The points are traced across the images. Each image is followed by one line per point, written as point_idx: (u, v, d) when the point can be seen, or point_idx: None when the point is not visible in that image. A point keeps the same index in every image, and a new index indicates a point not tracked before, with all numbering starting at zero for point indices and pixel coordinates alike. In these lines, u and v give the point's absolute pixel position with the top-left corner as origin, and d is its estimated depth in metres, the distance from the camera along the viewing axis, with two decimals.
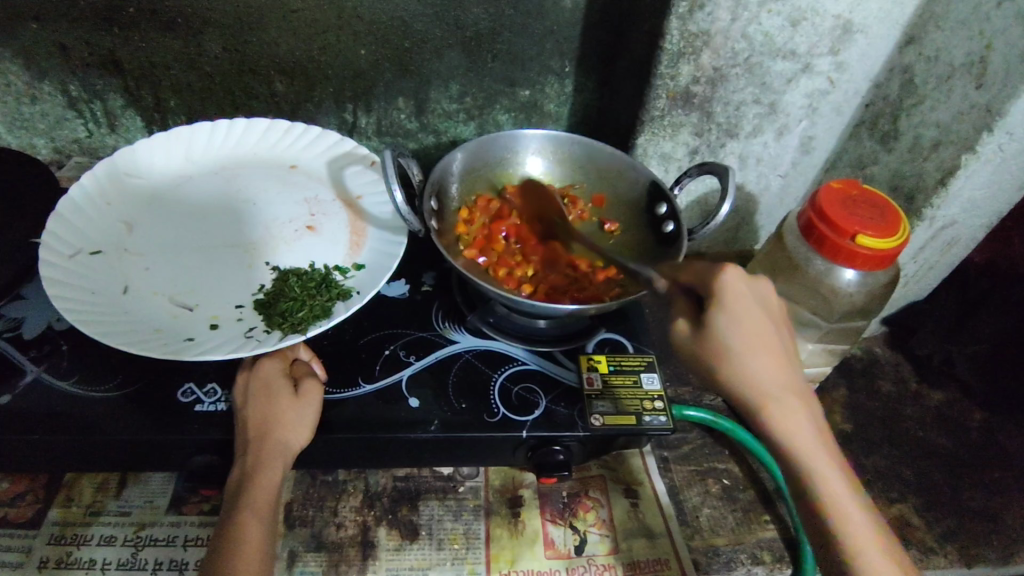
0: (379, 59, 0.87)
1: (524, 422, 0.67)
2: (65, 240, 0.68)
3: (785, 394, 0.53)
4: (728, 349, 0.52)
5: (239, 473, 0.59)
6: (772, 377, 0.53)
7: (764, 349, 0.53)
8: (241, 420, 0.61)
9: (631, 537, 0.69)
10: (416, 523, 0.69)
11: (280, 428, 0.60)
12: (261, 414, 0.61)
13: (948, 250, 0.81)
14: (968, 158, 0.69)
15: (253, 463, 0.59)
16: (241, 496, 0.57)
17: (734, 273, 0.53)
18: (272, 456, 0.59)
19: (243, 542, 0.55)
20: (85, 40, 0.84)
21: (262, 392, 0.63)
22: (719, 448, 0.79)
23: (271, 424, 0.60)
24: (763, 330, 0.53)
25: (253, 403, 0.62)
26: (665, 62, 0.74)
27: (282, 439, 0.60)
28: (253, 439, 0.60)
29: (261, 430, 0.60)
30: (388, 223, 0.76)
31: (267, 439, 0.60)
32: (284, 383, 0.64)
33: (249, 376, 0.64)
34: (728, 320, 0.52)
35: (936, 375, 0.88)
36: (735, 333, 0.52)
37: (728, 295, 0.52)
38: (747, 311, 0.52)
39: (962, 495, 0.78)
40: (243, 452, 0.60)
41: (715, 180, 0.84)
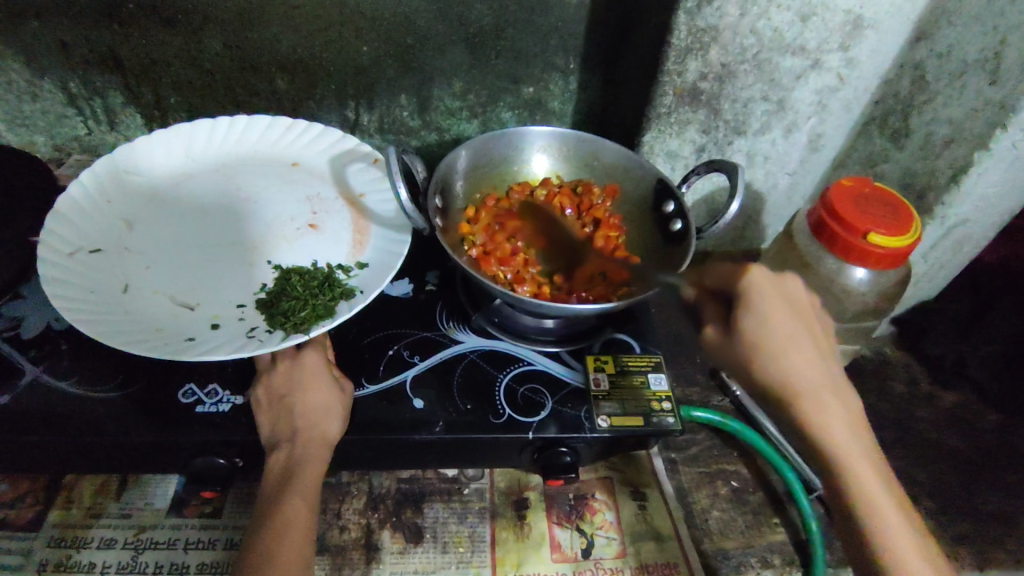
0: (382, 55, 0.86)
1: (530, 423, 0.66)
2: (64, 238, 0.67)
3: (823, 394, 0.53)
4: (763, 348, 0.53)
5: (283, 460, 0.60)
6: (810, 377, 0.53)
7: (798, 350, 0.53)
8: (285, 407, 0.62)
9: (639, 540, 0.68)
10: (420, 526, 0.68)
11: (328, 419, 0.62)
12: (307, 404, 0.63)
13: (959, 249, 0.80)
14: (981, 155, 0.69)
15: (300, 452, 0.60)
16: (285, 482, 0.59)
17: (760, 277, 0.54)
18: (318, 448, 0.61)
19: (290, 521, 0.57)
20: (84, 37, 0.83)
21: (306, 384, 0.64)
22: (728, 450, 0.79)
23: (318, 414, 0.62)
24: (794, 330, 0.54)
25: (300, 392, 0.63)
26: (672, 58, 0.73)
27: (331, 430, 0.62)
28: (300, 427, 0.61)
29: (309, 420, 0.62)
30: (391, 221, 0.75)
31: (316, 429, 0.61)
32: (327, 376, 0.65)
33: (292, 365, 0.65)
34: (758, 319, 0.54)
35: (947, 375, 0.87)
36: (766, 331, 0.53)
37: (758, 298, 0.54)
38: (777, 312, 0.54)
39: (974, 498, 0.77)
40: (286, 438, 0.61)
41: (723, 178, 0.83)
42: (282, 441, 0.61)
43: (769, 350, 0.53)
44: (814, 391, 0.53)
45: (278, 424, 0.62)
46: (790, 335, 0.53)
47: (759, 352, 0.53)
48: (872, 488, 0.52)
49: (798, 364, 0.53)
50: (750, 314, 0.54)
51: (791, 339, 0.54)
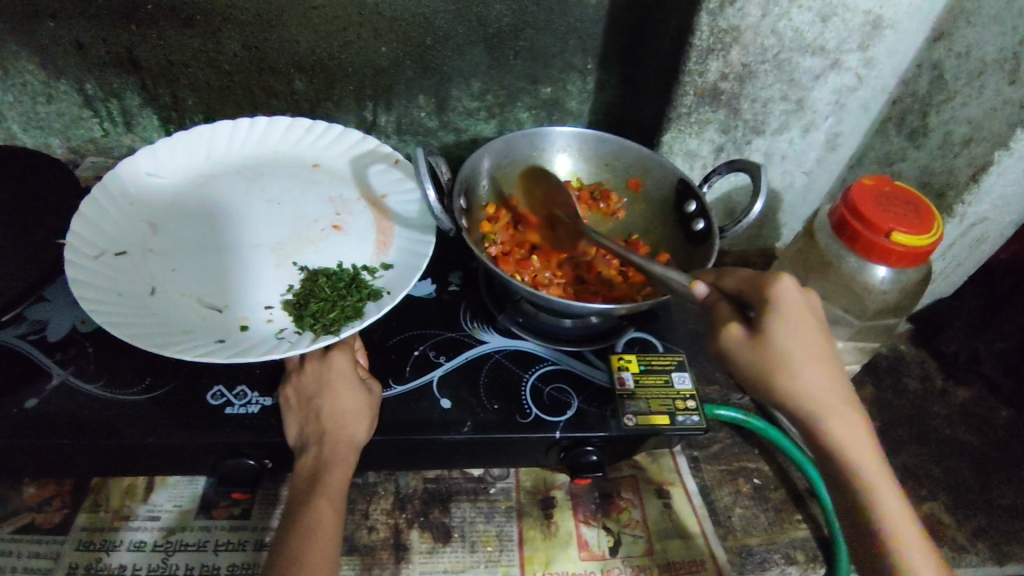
0: (400, 56, 0.86)
1: (557, 422, 0.67)
2: (89, 240, 0.67)
3: (840, 405, 0.53)
4: (787, 360, 0.52)
5: (313, 462, 0.61)
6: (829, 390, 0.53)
7: (820, 362, 0.52)
8: (313, 409, 0.63)
9: (666, 538, 0.68)
10: (447, 525, 0.68)
11: (356, 424, 0.62)
12: (335, 408, 0.63)
13: (977, 247, 0.81)
14: (1002, 154, 0.69)
15: (329, 455, 0.60)
16: (315, 485, 0.59)
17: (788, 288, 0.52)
18: (344, 453, 0.61)
19: (317, 525, 0.57)
20: (103, 38, 0.83)
21: (334, 386, 0.64)
22: (749, 447, 0.79)
23: (346, 418, 0.62)
24: (819, 342, 0.52)
25: (328, 395, 0.63)
26: (693, 59, 0.74)
27: (357, 434, 0.62)
28: (329, 431, 0.62)
29: (337, 424, 0.62)
30: (414, 221, 0.75)
31: (343, 434, 0.62)
32: (355, 378, 0.65)
33: (321, 365, 0.65)
34: (785, 330, 0.52)
35: (963, 372, 0.88)
36: (792, 342, 0.52)
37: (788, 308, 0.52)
38: (804, 323, 0.52)
39: (993, 493, 0.77)
40: (314, 441, 0.62)
41: (743, 176, 0.84)
42: (311, 443, 0.62)
43: (793, 360, 0.52)
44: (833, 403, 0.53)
45: (307, 426, 0.63)
46: (813, 347, 0.52)
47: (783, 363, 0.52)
48: (888, 499, 0.52)
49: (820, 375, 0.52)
50: (777, 323, 0.52)
51: (813, 351, 0.52)
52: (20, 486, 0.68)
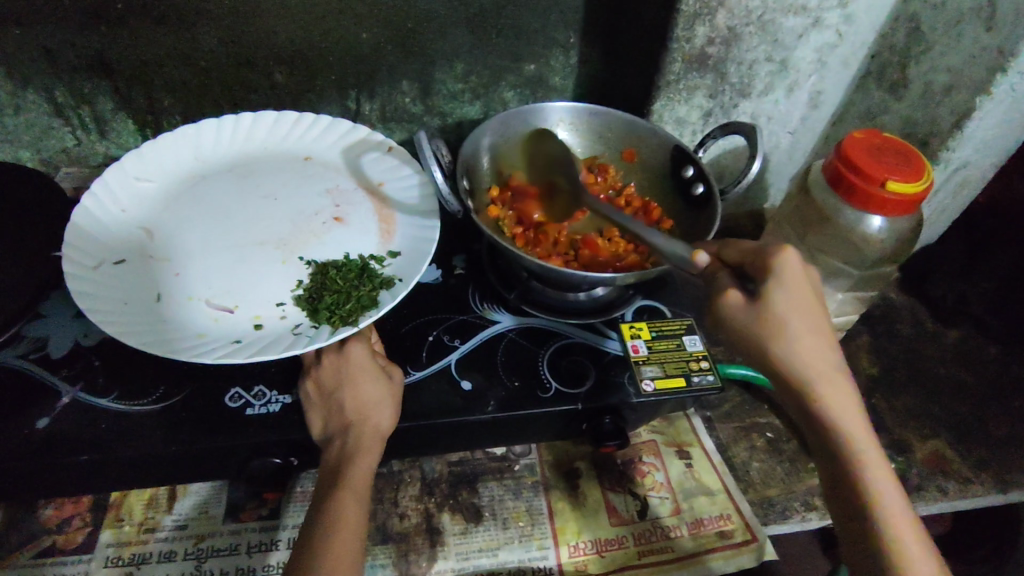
0: (382, 42, 0.85)
1: (578, 394, 0.67)
2: (87, 250, 0.65)
3: (832, 377, 0.53)
4: (785, 323, 0.52)
5: (337, 455, 0.61)
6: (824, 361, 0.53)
7: (818, 330, 0.52)
8: (336, 402, 0.62)
9: (691, 496, 0.70)
10: (478, 505, 0.69)
11: (380, 414, 0.62)
12: (359, 398, 0.62)
13: (960, 193, 0.84)
14: (982, 99, 0.72)
15: (356, 444, 0.60)
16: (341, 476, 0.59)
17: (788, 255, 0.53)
18: (370, 442, 0.61)
19: (341, 519, 0.56)
20: (71, 41, 0.80)
21: (354, 377, 0.63)
22: (759, 403, 0.81)
23: (370, 408, 0.62)
24: (818, 308, 0.53)
25: (350, 386, 0.63)
26: (681, 25, 0.74)
27: (383, 423, 0.62)
28: (354, 422, 0.61)
29: (362, 414, 0.62)
30: (417, 207, 0.74)
31: (368, 424, 0.61)
32: (374, 366, 0.65)
33: (338, 357, 0.64)
34: (780, 295, 0.52)
35: (951, 314, 0.91)
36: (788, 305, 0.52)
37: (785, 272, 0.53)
38: (801, 289, 0.53)
39: (990, 426, 0.81)
40: (340, 433, 0.61)
41: (739, 138, 0.85)
42: (338, 435, 0.61)
43: (787, 325, 0.52)
44: (828, 373, 0.53)
45: (331, 419, 0.62)
46: (808, 313, 0.53)
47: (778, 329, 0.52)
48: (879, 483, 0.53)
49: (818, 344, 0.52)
50: (777, 286, 0.52)
51: (810, 317, 0.53)
52: (36, 508, 0.66)
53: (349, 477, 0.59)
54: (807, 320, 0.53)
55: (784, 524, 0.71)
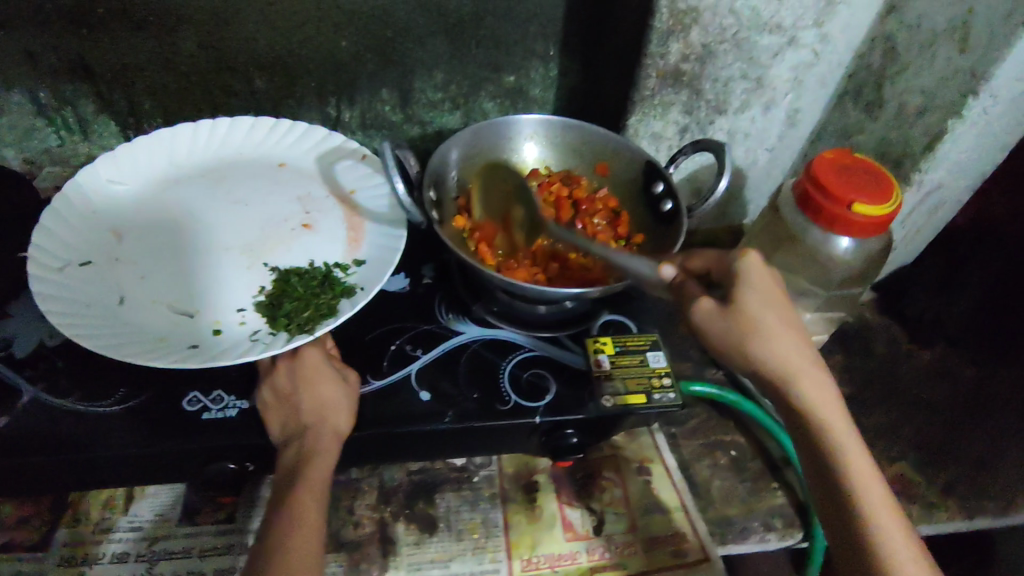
0: (360, 50, 0.86)
1: (536, 408, 0.67)
2: (53, 252, 0.66)
3: (812, 373, 0.54)
4: (758, 322, 0.55)
5: (293, 458, 0.60)
6: (801, 356, 0.54)
7: (792, 326, 0.55)
8: (293, 406, 0.63)
9: (648, 514, 0.70)
10: (433, 515, 0.69)
11: (337, 413, 0.63)
12: (314, 400, 0.63)
13: (935, 214, 0.84)
14: (954, 122, 0.71)
15: (313, 447, 0.60)
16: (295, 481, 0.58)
17: (755, 259, 0.58)
18: (329, 443, 0.61)
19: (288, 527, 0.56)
20: (53, 45, 0.81)
21: (309, 380, 0.64)
22: (725, 421, 0.81)
23: (326, 408, 0.62)
24: (789, 307, 0.56)
25: (305, 389, 0.63)
26: (654, 41, 0.74)
27: (340, 424, 0.62)
28: (311, 424, 0.62)
29: (319, 416, 0.62)
30: (385, 216, 0.74)
31: (325, 424, 0.62)
32: (328, 367, 0.66)
33: (292, 364, 0.65)
34: (754, 296, 0.56)
35: (927, 336, 0.91)
36: (762, 303, 0.55)
37: (754, 276, 0.57)
38: (770, 289, 0.56)
39: (959, 450, 0.80)
40: (298, 435, 0.61)
41: (709, 156, 0.85)
42: (294, 438, 0.61)
43: (763, 323, 0.55)
44: (806, 372, 0.54)
45: (289, 422, 0.63)
46: (780, 312, 0.55)
47: (755, 325, 0.55)
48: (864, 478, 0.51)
49: (791, 341, 0.55)
50: (746, 287, 0.56)
51: (782, 315, 0.55)
52: None
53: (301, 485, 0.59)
54: (778, 312, 0.55)
55: (741, 544, 0.71)
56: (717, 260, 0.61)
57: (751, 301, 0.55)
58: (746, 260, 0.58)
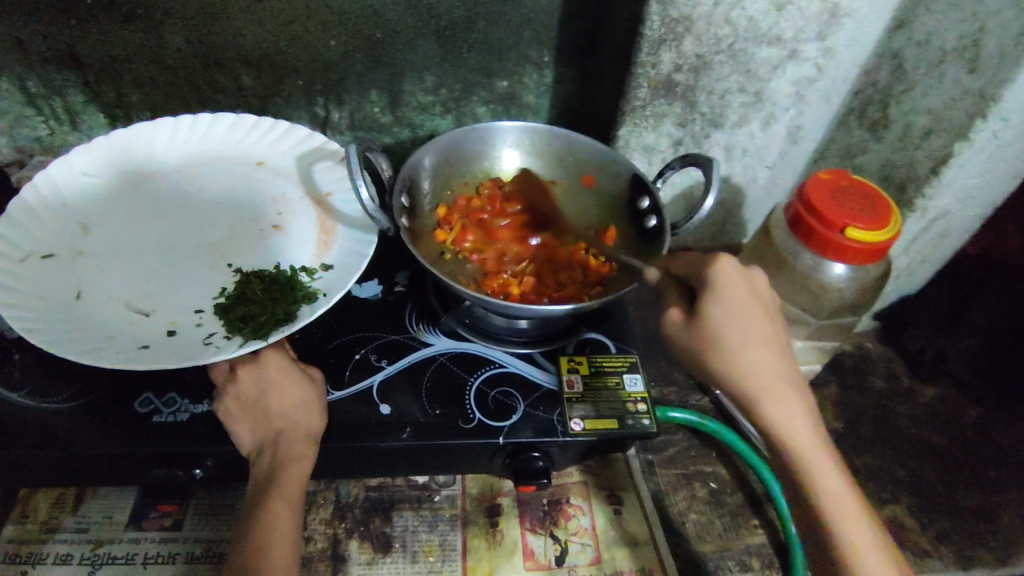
0: (349, 50, 0.84)
1: (501, 428, 0.64)
2: (15, 242, 0.65)
3: (780, 388, 0.53)
4: (723, 339, 0.53)
5: (266, 466, 0.58)
6: (768, 369, 0.53)
7: (758, 340, 0.53)
8: (262, 413, 0.60)
9: (615, 547, 0.66)
10: (389, 535, 0.66)
11: (309, 415, 0.61)
12: (283, 404, 0.61)
13: (940, 243, 0.79)
14: (962, 146, 0.67)
15: (285, 453, 0.58)
16: (269, 491, 0.56)
17: (726, 268, 0.55)
18: (303, 447, 0.59)
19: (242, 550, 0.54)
20: (42, 34, 0.79)
21: (276, 384, 0.62)
22: (706, 450, 0.77)
23: (298, 411, 0.61)
24: (759, 319, 0.54)
25: (273, 394, 0.61)
26: (645, 49, 0.71)
27: (313, 424, 0.61)
28: (283, 429, 0.60)
29: (290, 420, 0.60)
30: (358, 220, 0.72)
31: (299, 426, 0.60)
32: (294, 369, 0.64)
33: (254, 368, 0.62)
34: (721, 310, 0.53)
35: (929, 371, 0.86)
36: (728, 317, 0.53)
37: (723, 288, 0.54)
38: (740, 300, 0.54)
39: (956, 495, 0.75)
40: (272, 442, 0.59)
41: (699, 172, 0.83)
42: (268, 445, 0.59)
43: (729, 339, 0.53)
44: (774, 387, 0.53)
45: (259, 430, 0.60)
46: (748, 327, 0.53)
47: (718, 341, 0.53)
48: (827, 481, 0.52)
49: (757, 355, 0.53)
50: (713, 301, 0.54)
51: (750, 328, 0.54)
52: None
53: (254, 503, 0.56)
54: (745, 328, 0.53)
55: None
56: (692, 261, 0.58)
57: (718, 315, 0.53)
58: (716, 268, 0.55)
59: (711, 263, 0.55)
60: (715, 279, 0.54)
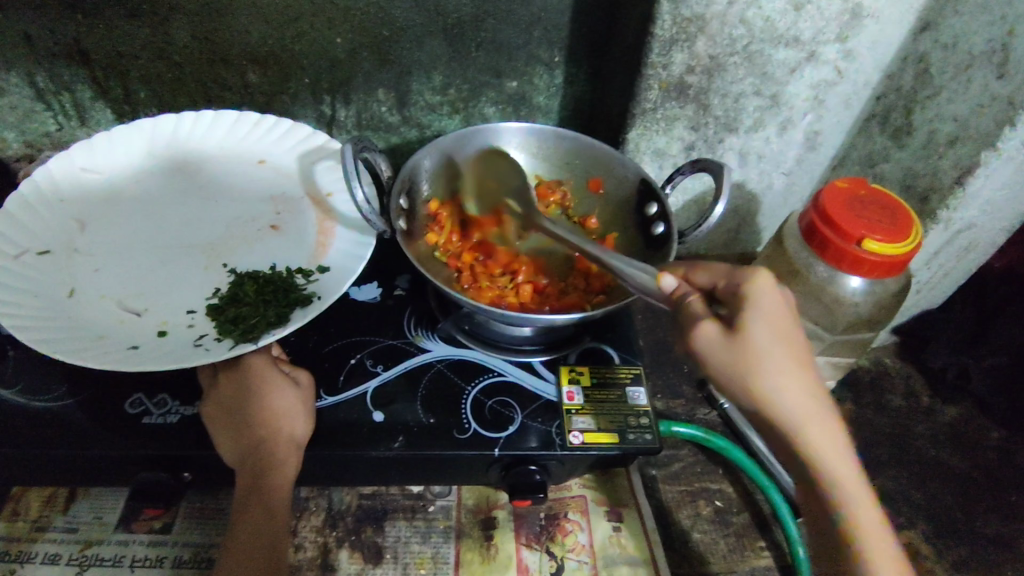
0: (356, 48, 0.82)
1: (496, 439, 0.62)
2: (11, 237, 0.64)
3: (820, 428, 0.45)
4: (760, 364, 0.45)
5: (248, 474, 0.57)
6: (812, 405, 0.45)
7: (799, 367, 0.45)
8: (242, 421, 0.58)
9: (613, 565, 0.64)
10: (380, 544, 0.65)
11: (293, 422, 0.59)
12: (266, 411, 0.59)
13: (966, 255, 0.76)
14: (988, 155, 0.63)
15: (268, 462, 0.57)
16: (250, 500, 0.55)
17: (761, 285, 0.47)
18: (286, 455, 0.57)
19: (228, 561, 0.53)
20: (49, 28, 0.79)
21: (258, 390, 0.60)
22: (713, 467, 0.74)
23: (281, 418, 0.59)
24: (800, 343, 0.46)
25: (255, 401, 0.59)
26: (656, 50, 0.68)
27: (297, 432, 0.59)
28: (264, 437, 0.58)
29: (271, 427, 0.58)
30: (357, 222, 0.71)
31: (281, 434, 0.58)
32: (278, 375, 0.62)
33: (238, 373, 0.61)
34: (761, 329, 0.45)
35: (950, 390, 0.82)
36: (769, 337, 0.45)
37: (762, 305, 0.46)
38: (780, 320, 0.46)
39: (976, 521, 0.72)
40: (252, 451, 0.57)
41: (711, 179, 0.80)
42: (249, 453, 0.57)
43: (768, 365, 0.45)
44: (816, 424, 0.45)
45: (239, 438, 0.58)
46: (790, 354, 0.45)
47: (756, 366, 0.44)
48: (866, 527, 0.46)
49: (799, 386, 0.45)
50: (757, 322, 0.45)
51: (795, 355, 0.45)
52: None
53: (239, 513, 0.55)
54: (792, 355, 0.45)
55: None
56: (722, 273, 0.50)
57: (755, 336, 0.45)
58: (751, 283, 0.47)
59: (748, 277, 0.47)
60: (753, 293, 0.47)
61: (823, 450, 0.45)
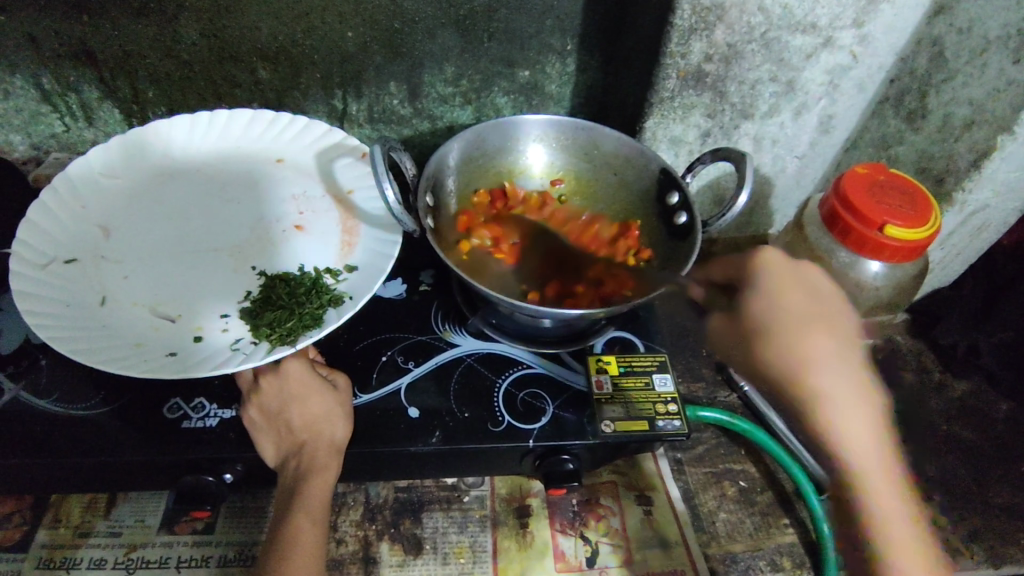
0: (368, 41, 0.81)
1: (530, 431, 0.63)
2: (37, 247, 0.64)
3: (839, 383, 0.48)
4: (776, 331, 0.50)
5: (293, 475, 0.58)
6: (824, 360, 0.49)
7: (812, 332, 0.49)
8: (283, 425, 0.60)
9: (646, 547, 0.66)
10: (419, 536, 0.66)
11: (332, 425, 0.60)
12: (305, 416, 0.60)
13: (977, 235, 0.79)
14: (1005, 138, 0.66)
15: (310, 465, 0.58)
16: (295, 500, 0.57)
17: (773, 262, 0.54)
18: (326, 458, 0.59)
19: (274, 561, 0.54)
20: (55, 30, 0.77)
21: (298, 394, 0.61)
22: (736, 448, 0.76)
23: (322, 422, 0.60)
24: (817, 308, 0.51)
25: (295, 406, 0.61)
26: (675, 39, 0.68)
27: (337, 435, 0.60)
28: (307, 441, 0.60)
29: (313, 431, 0.60)
30: (382, 220, 0.71)
31: (321, 437, 0.60)
32: (316, 378, 0.63)
33: (276, 376, 0.62)
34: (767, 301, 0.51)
35: (961, 365, 0.86)
36: (779, 316, 0.51)
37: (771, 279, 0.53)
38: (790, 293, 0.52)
39: (986, 491, 0.76)
40: (295, 454, 0.59)
41: (728, 165, 0.81)
42: (292, 455, 0.59)
43: (775, 330, 0.50)
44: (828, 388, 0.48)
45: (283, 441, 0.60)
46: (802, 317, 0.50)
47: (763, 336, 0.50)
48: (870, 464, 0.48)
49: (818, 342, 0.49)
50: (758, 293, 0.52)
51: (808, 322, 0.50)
52: None
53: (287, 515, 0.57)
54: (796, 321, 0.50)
55: None
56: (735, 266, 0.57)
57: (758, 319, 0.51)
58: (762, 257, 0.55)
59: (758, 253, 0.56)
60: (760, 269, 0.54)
61: (852, 432, 0.48)
